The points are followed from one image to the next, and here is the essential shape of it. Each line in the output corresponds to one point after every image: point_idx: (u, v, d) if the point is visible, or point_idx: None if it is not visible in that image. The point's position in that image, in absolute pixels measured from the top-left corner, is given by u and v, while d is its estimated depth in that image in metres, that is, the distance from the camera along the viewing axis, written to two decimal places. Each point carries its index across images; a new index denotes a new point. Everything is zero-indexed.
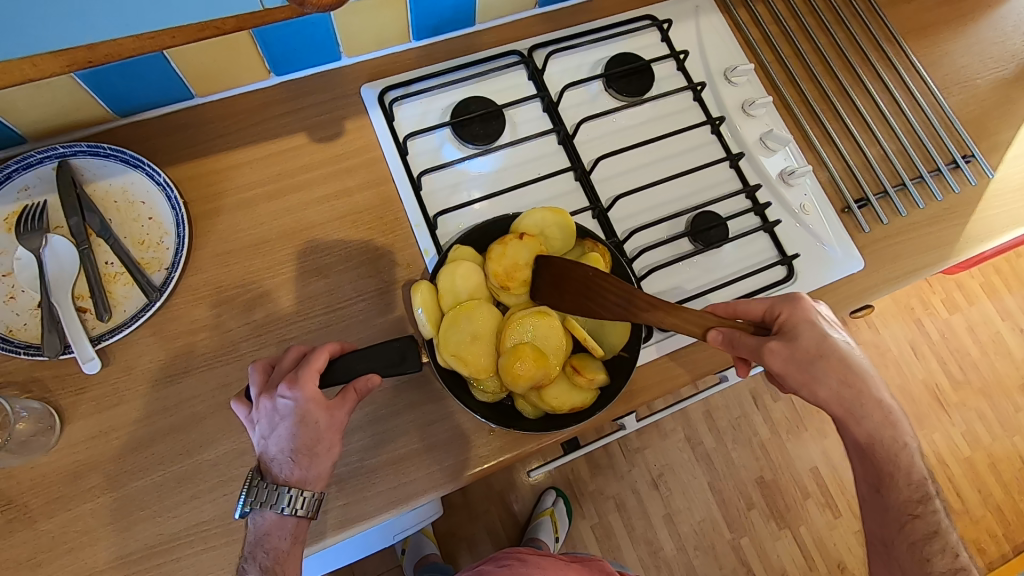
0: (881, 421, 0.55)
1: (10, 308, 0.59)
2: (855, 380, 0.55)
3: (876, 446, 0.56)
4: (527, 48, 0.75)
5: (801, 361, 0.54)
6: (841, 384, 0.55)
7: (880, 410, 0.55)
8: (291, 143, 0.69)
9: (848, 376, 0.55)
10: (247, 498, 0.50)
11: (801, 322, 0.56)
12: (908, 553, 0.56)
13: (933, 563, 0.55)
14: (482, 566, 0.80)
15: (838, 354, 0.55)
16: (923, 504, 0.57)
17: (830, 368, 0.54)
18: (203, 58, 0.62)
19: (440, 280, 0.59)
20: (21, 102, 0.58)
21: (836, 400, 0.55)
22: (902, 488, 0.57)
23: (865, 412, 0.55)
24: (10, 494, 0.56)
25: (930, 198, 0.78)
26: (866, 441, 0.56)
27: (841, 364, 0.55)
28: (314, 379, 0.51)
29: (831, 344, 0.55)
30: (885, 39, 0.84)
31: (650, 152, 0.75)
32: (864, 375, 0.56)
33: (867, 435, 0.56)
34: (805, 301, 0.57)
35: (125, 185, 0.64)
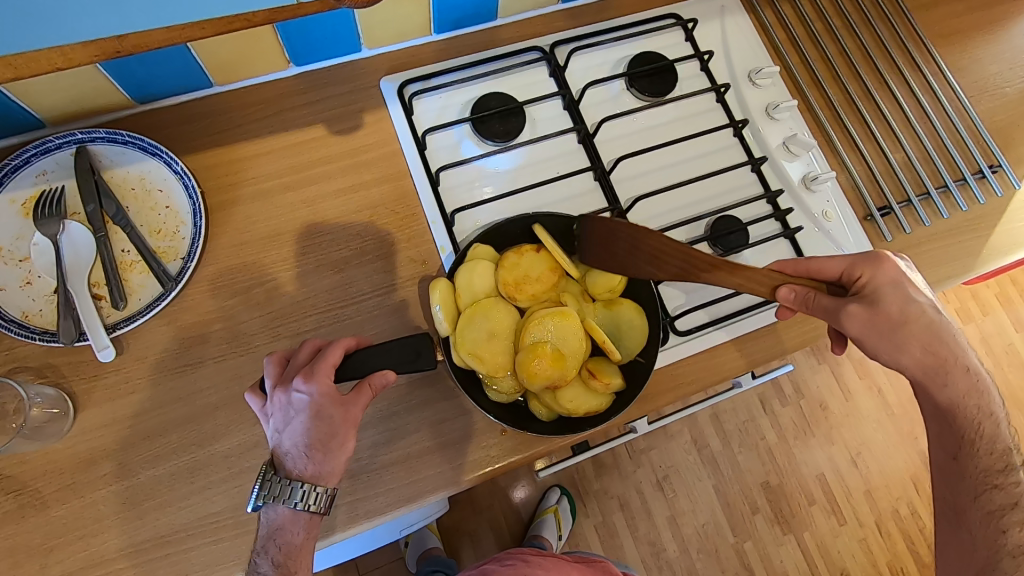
0: (960, 374, 0.55)
1: (27, 293, 0.59)
2: (937, 340, 0.54)
3: (955, 404, 0.56)
4: (549, 44, 0.74)
5: (886, 324, 0.54)
6: (921, 342, 0.54)
7: (949, 369, 0.55)
8: (309, 135, 0.69)
9: (930, 337, 0.54)
10: (260, 492, 0.50)
11: (884, 285, 0.55)
12: (982, 518, 0.55)
13: (1009, 535, 0.54)
14: (487, 565, 0.80)
15: (920, 320, 0.54)
16: (1005, 478, 0.56)
17: (911, 333, 0.54)
18: (224, 47, 0.62)
19: (457, 278, 0.58)
20: (41, 87, 0.58)
21: (917, 356, 0.54)
22: (981, 449, 0.56)
23: (944, 373, 0.55)
24: (24, 479, 0.56)
25: (955, 208, 0.77)
26: (948, 398, 0.55)
27: (924, 328, 0.54)
28: (330, 374, 0.51)
29: (913, 309, 0.54)
30: (913, 43, 0.82)
31: (671, 154, 0.74)
32: (944, 337, 0.55)
33: (939, 391, 0.55)
34: (885, 263, 0.56)
35: (143, 172, 0.63)
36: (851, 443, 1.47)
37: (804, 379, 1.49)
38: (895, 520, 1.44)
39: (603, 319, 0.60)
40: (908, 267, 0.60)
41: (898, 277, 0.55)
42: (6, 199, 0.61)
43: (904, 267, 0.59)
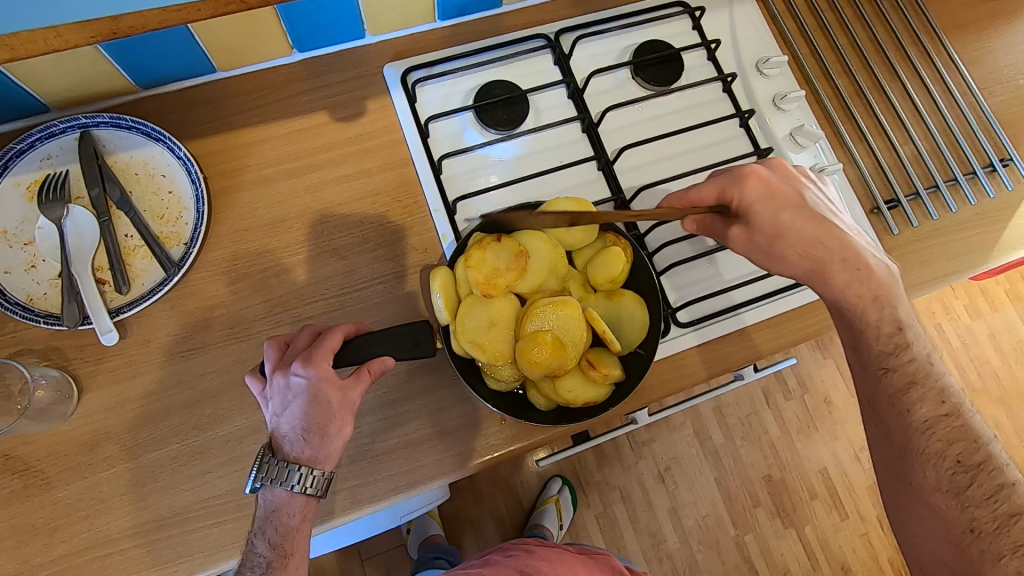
0: (843, 263, 0.55)
1: (31, 276, 0.59)
2: (822, 241, 0.56)
3: (845, 295, 0.55)
4: (554, 32, 0.73)
5: (761, 238, 0.57)
6: (810, 247, 0.56)
7: (843, 262, 0.55)
8: (312, 121, 0.68)
9: (816, 237, 0.56)
10: (257, 474, 0.50)
11: (755, 202, 0.57)
12: (889, 406, 0.54)
13: (916, 412, 0.52)
14: (488, 556, 0.80)
15: (801, 223, 0.56)
16: (897, 357, 0.54)
17: (793, 241, 0.56)
18: (227, 32, 0.62)
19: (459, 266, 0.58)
20: (45, 70, 0.58)
21: (807, 254, 0.56)
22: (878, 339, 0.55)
23: (832, 268, 0.55)
24: (29, 460, 0.57)
25: (963, 202, 0.76)
26: (838, 289, 0.55)
27: (806, 232, 0.56)
28: (328, 359, 0.51)
29: (786, 218, 0.56)
30: (925, 33, 0.81)
31: (676, 144, 0.73)
32: (831, 228, 0.56)
33: (839, 289, 0.55)
34: (753, 179, 0.57)
35: (147, 158, 0.64)
36: (855, 438, 1.46)
37: (809, 374, 1.49)
38: None
39: (602, 309, 0.59)
40: (786, 163, 0.59)
41: (770, 187, 0.57)
42: (11, 182, 0.61)
43: (779, 165, 0.59)
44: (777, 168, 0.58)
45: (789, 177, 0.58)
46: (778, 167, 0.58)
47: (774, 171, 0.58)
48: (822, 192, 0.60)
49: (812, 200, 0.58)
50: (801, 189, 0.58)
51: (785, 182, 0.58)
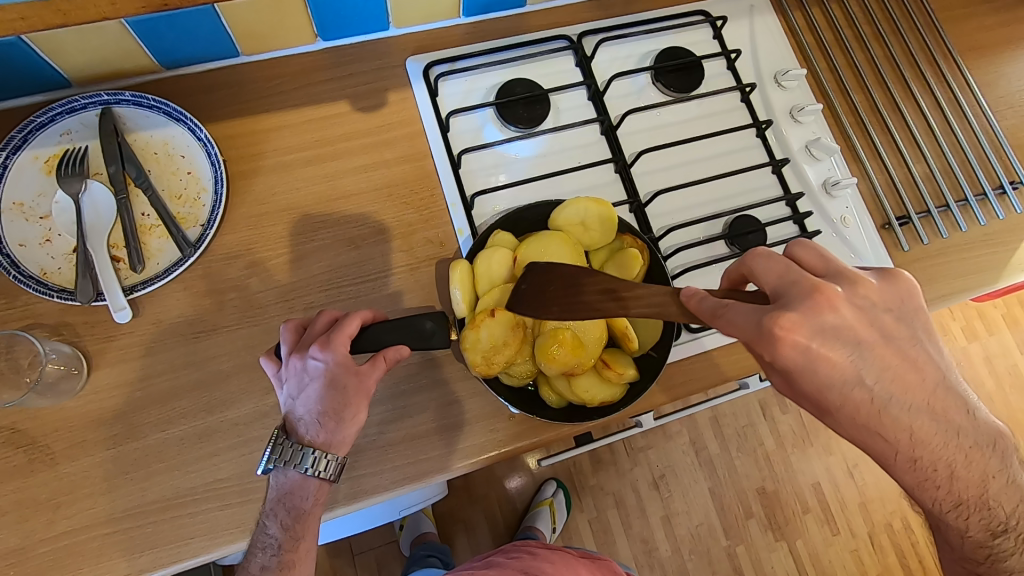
0: (913, 459, 0.45)
1: (46, 250, 0.59)
2: (881, 431, 0.44)
3: (921, 481, 0.46)
4: (577, 33, 0.74)
5: (806, 402, 0.46)
6: (875, 440, 0.44)
7: (911, 456, 0.45)
8: (333, 110, 0.69)
9: (874, 424, 0.44)
10: (271, 455, 0.50)
11: (789, 363, 0.43)
12: None
13: None
14: (491, 556, 0.80)
15: (860, 406, 0.43)
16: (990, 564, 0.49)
17: (846, 422, 0.44)
18: (254, 16, 0.62)
19: (478, 262, 0.58)
20: (69, 45, 0.58)
21: (859, 440, 0.45)
22: (966, 511, 0.48)
23: (901, 465, 0.46)
24: (35, 434, 0.56)
25: (973, 222, 0.77)
26: (909, 476, 0.46)
27: (866, 415, 0.44)
28: (346, 345, 0.51)
29: (840, 394, 0.43)
30: (941, 54, 0.82)
31: (693, 150, 0.74)
32: (897, 412, 0.43)
33: (912, 475, 0.46)
34: (789, 342, 0.42)
35: (166, 137, 0.64)
36: (849, 455, 1.47)
37: None
38: (888, 533, 1.44)
39: None
40: (836, 294, 0.43)
41: (812, 356, 0.42)
42: (29, 155, 0.61)
43: (831, 304, 0.43)
44: (828, 317, 0.43)
45: (844, 335, 0.43)
46: (819, 321, 0.42)
47: (817, 328, 0.42)
48: (895, 336, 0.44)
49: (877, 370, 0.43)
50: (857, 350, 0.43)
51: (834, 345, 0.42)
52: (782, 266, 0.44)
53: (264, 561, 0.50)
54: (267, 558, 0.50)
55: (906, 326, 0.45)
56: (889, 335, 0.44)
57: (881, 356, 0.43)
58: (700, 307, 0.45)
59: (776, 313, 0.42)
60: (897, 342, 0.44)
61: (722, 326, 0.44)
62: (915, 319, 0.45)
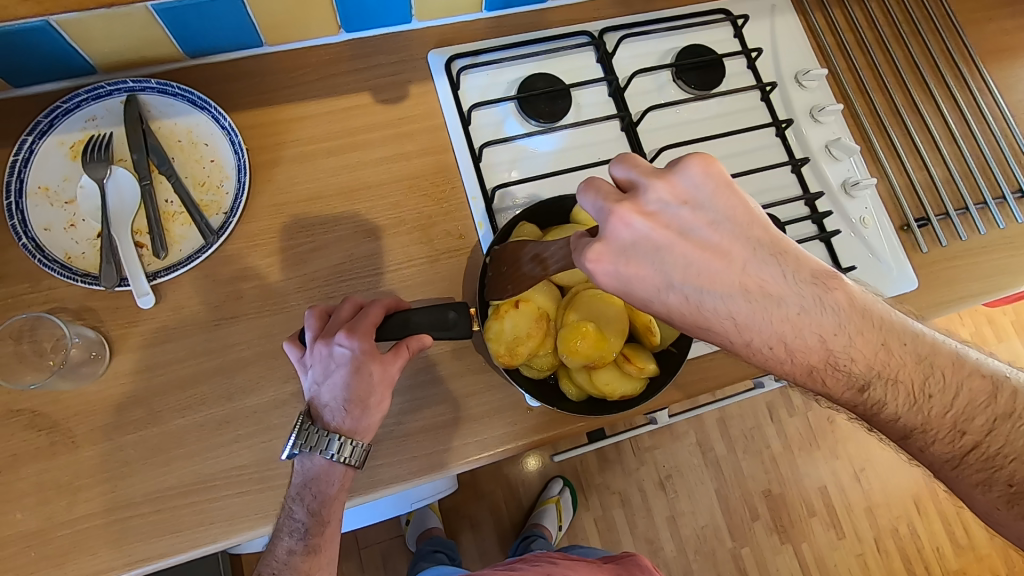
0: (850, 386, 0.44)
1: (70, 235, 0.59)
2: (711, 325, 0.41)
3: (861, 407, 0.45)
4: (599, 30, 0.74)
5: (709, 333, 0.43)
6: (746, 350, 0.42)
7: (840, 370, 0.43)
8: (354, 102, 0.69)
9: (701, 322, 0.41)
10: (297, 440, 0.51)
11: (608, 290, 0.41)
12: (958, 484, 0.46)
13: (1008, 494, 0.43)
14: (513, 562, 0.80)
15: (679, 309, 0.41)
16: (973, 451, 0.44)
17: (686, 328, 0.42)
18: (279, 7, 0.62)
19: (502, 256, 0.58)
20: (97, 31, 0.58)
21: (714, 343, 0.43)
22: (936, 436, 0.44)
23: (819, 385, 0.44)
24: (57, 418, 0.56)
25: (991, 225, 0.77)
26: (854, 405, 0.45)
27: (689, 315, 0.41)
28: (371, 332, 0.51)
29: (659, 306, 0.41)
30: (961, 57, 0.82)
31: (713, 148, 0.74)
32: (713, 304, 0.40)
33: (855, 402, 0.45)
34: (599, 274, 0.40)
35: (190, 125, 0.64)
36: (856, 458, 1.47)
37: None
38: (894, 538, 1.44)
39: None
40: (632, 210, 0.39)
41: (620, 278, 0.40)
42: (55, 140, 0.61)
43: (627, 221, 0.39)
44: (623, 233, 0.39)
45: (644, 251, 0.39)
46: (618, 241, 0.39)
47: (621, 249, 0.39)
48: (705, 229, 0.39)
49: (676, 275, 0.39)
50: (658, 261, 0.39)
51: (633, 261, 0.39)
52: (600, 194, 0.40)
53: (291, 544, 0.51)
54: (293, 542, 0.51)
55: (709, 212, 0.39)
56: (688, 229, 0.39)
57: (682, 260, 0.39)
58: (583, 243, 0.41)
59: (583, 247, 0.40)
60: (712, 233, 0.39)
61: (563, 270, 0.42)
62: (723, 201, 0.39)
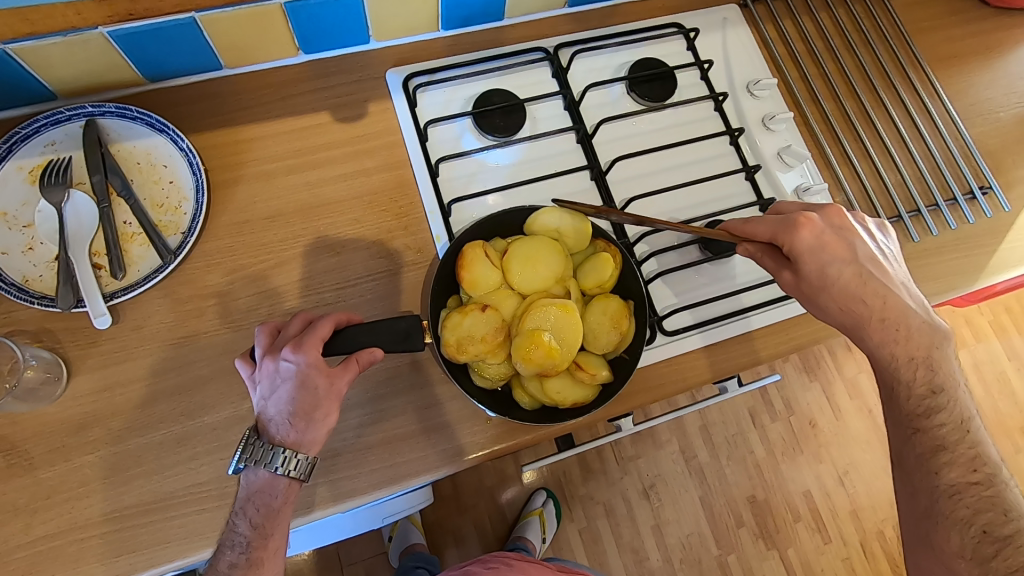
0: (928, 383, 0.53)
1: (28, 258, 0.60)
2: (866, 297, 0.54)
3: (925, 409, 0.53)
4: (553, 46, 0.76)
5: (809, 288, 0.57)
6: (877, 327, 0.54)
7: (930, 368, 0.54)
8: (314, 121, 0.70)
9: (860, 293, 0.54)
10: (241, 455, 0.51)
11: (806, 251, 0.55)
12: (917, 464, 0.53)
13: (942, 475, 0.52)
14: (469, 566, 0.81)
15: (851, 279, 0.55)
16: (927, 419, 0.53)
17: (839, 295, 0.55)
18: (235, 31, 0.63)
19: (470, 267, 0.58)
20: (54, 59, 0.59)
21: (851, 314, 0.55)
22: (954, 461, 0.52)
23: (906, 371, 0.54)
24: (14, 439, 0.57)
25: (944, 227, 0.78)
26: (917, 403, 0.54)
27: (853, 287, 0.55)
28: (318, 346, 0.52)
29: (837, 271, 0.55)
30: (911, 64, 0.84)
31: (668, 158, 0.75)
32: (878, 287, 0.55)
33: (920, 403, 0.54)
34: (809, 227, 0.55)
35: (149, 148, 0.65)
36: (839, 462, 1.48)
37: (795, 396, 1.50)
38: (880, 541, 1.44)
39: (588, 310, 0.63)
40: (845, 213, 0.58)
41: (822, 238, 0.55)
42: (13, 166, 0.62)
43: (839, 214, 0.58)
44: (837, 220, 0.57)
45: (846, 231, 0.56)
46: (831, 220, 0.56)
47: (830, 225, 0.56)
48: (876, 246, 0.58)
49: (863, 257, 0.56)
50: (853, 244, 0.56)
51: (838, 236, 0.56)
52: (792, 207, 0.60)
53: (232, 558, 0.51)
54: (235, 556, 0.51)
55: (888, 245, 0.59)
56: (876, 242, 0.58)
57: (868, 251, 0.56)
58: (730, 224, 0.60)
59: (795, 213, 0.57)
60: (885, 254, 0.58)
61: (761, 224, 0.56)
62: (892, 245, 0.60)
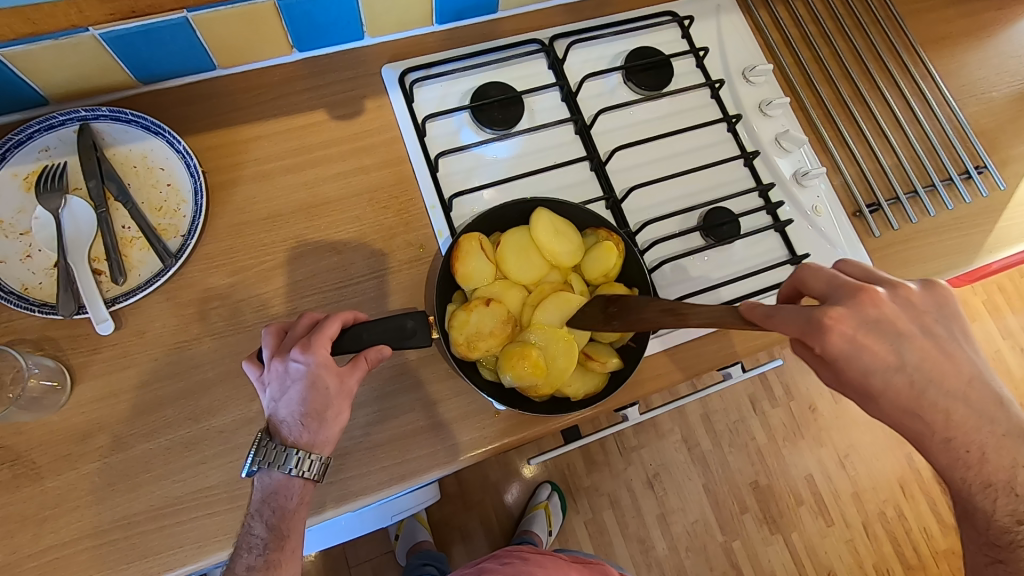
0: (1012, 516, 0.51)
1: (26, 266, 0.60)
2: (921, 412, 0.48)
3: (1010, 540, 0.51)
4: (548, 37, 0.76)
5: (851, 393, 0.50)
6: (942, 446, 0.49)
7: (1013, 496, 0.50)
8: (310, 119, 0.70)
9: (915, 407, 0.48)
10: (255, 457, 0.51)
11: (840, 355, 0.46)
12: None
13: None
14: (482, 564, 0.81)
15: (900, 390, 0.47)
16: (1015, 551, 0.51)
17: (889, 408, 0.48)
18: (228, 30, 0.63)
19: (467, 263, 0.59)
20: (45, 63, 0.58)
21: (909, 429, 0.49)
22: None
23: (983, 499, 0.51)
24: (19, 450, 0.56)
25: (941, 208, 0.79)
26: (999, 534, 0.52)
27: (907, 399, 0.48)
28: (327, 346, 0.52)
29: (882, 381, 0.47)
30: (903, 46, 0.84)
31: (666, 146, 0.75)
32: (932, 395, 0.48)
33: (1002, 533, 0.51)
34: (839, 331, 0.46)
35: (145, 151, 0.64)
36: (840, 446, 1.49)
37: (795, 382, 1.51)
38: (882, 522, 1.46)
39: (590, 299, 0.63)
40: (879, 294, 0.48)
41: (858, 343, 0.46)
42: (8, 173, 0.61)
43: (875, 301, 0.47)
44: (872, 312, 0.47)
45: (885, 325, 0.47)
46: (863, 315, 0.47)
47: (862, 320, 0.47)
48: (928, 330, 0.48)
49: (914, 360, 0.47)
50: (896, 341, 0.47)
51: (876, 334, 0.47)
52: (821, 281, 0.49)
53: (251, 561, 0.51)
54: (253, 558, 0.51)
55: (943, 324, 0.49)
56: (927, 330, 0.48)
57: (918, 347, 0.47)
58: (752, 312, 0.47)
59: (822, 307, 0.47)
60: (942, 340, 0.48)
61: (781, 327, 0.47)
62: (952, 317, 0.49)
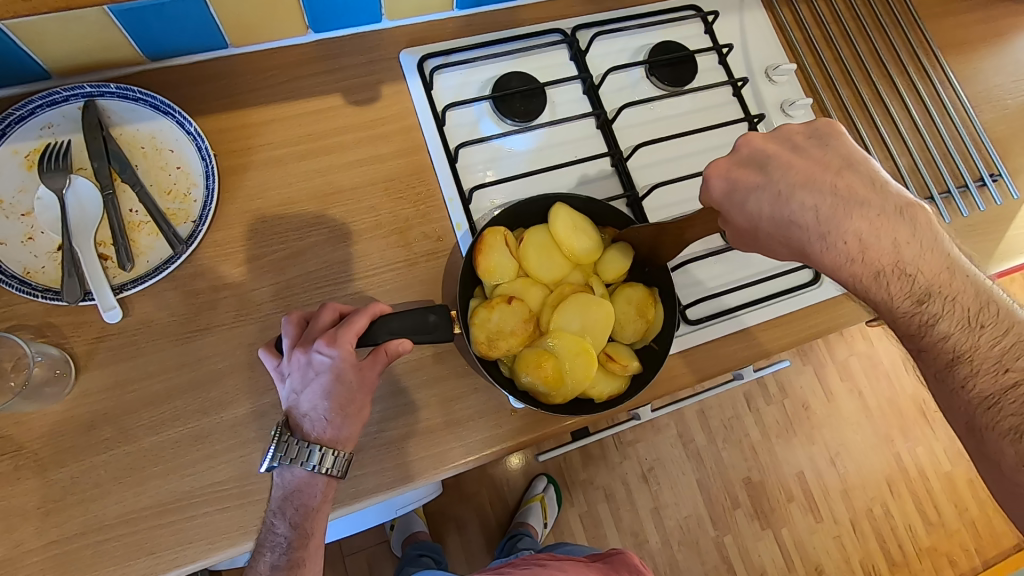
0: (911, 294, 0.45)
1: (28, 249, 0.57)
2: (795, 220, 0.46)
3: (919, 322, 0.46)
4: (571, 27, 0.74)
5: (748, 237, 0.50)
6: (823, 248, 0.45)
7: (905, 275, 0.45)
8: (325, 104, 0.67)
9: (784, 221, 0.46)
10: (276, 453, 0.49)
11: (724, 201, 0.49)
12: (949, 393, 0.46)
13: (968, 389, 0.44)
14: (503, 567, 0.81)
15: (765, 209, 0.47)
16: (923, 333, 0.46)
17: (772, 230, 0.47)
18: (244, 7, 0.60)
19: (490, 258, 0.57)
20: (50, 35, 0.55)
21: (794, 249, 0.47)
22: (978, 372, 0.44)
23: (880, 290, 0.45)
24: (20, 441, 0.54)
25: (955, 214, 0.79)
26: (908, 320, 0.46)
27: (772, 220, 0.47)
28: (352, 340, 0.50)
29: (757, 205, 0.47)
30: (923, 50, 0.84)
31: (687, 144, 0.74)
32: (801, 195, 0.45)
33: (912, 317, 0.46)
34: (715, 173, 0.49)
35: (154, 131, 0.61)
36: (831, 443, 1.51)
37: (789, 380, 1.53)
38: (869, 519, 1.49)
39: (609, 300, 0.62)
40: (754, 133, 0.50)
41: (732, 178, 0.48)
42: (8, 150, 0.58)
43: (749, 138, 0.49)
44: (744, 149, 0.49)
45: (758, 158, 0.48)
46: (738, 155, 0.49)
47: (736, 159, 0.49)
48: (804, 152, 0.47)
49: (781, 175, 0.46)
50: (768, 165, 0.47)
51: (747, 166, 0.48)
52: None
53: (273, 560, 0.50)
54: (276, 557, 0.50)
55: (816, 141, 0.48)
56: (799, 148, 0.48)
57: (788, 165, 0.47)
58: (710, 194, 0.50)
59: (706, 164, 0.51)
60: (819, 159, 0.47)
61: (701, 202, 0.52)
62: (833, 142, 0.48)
